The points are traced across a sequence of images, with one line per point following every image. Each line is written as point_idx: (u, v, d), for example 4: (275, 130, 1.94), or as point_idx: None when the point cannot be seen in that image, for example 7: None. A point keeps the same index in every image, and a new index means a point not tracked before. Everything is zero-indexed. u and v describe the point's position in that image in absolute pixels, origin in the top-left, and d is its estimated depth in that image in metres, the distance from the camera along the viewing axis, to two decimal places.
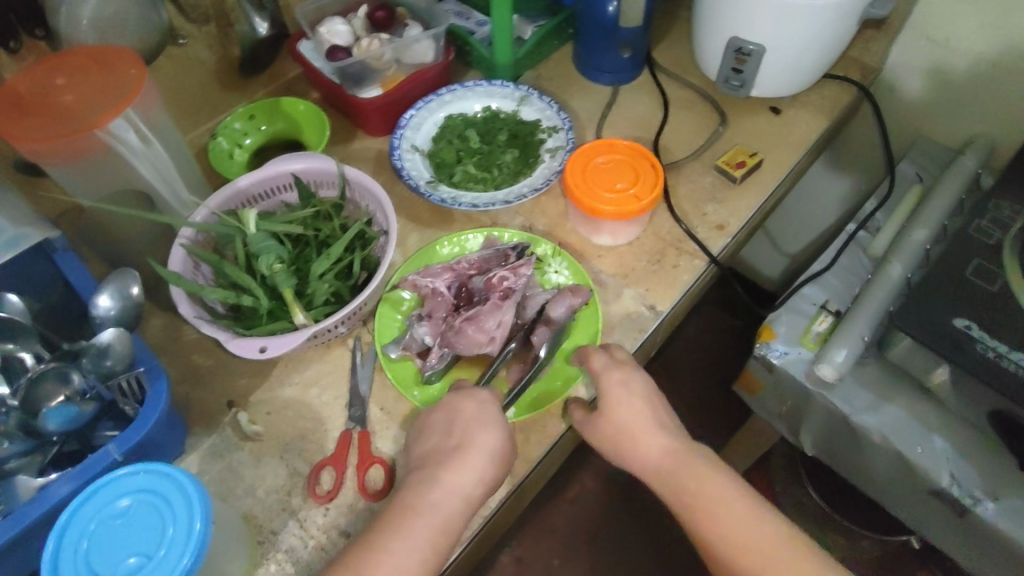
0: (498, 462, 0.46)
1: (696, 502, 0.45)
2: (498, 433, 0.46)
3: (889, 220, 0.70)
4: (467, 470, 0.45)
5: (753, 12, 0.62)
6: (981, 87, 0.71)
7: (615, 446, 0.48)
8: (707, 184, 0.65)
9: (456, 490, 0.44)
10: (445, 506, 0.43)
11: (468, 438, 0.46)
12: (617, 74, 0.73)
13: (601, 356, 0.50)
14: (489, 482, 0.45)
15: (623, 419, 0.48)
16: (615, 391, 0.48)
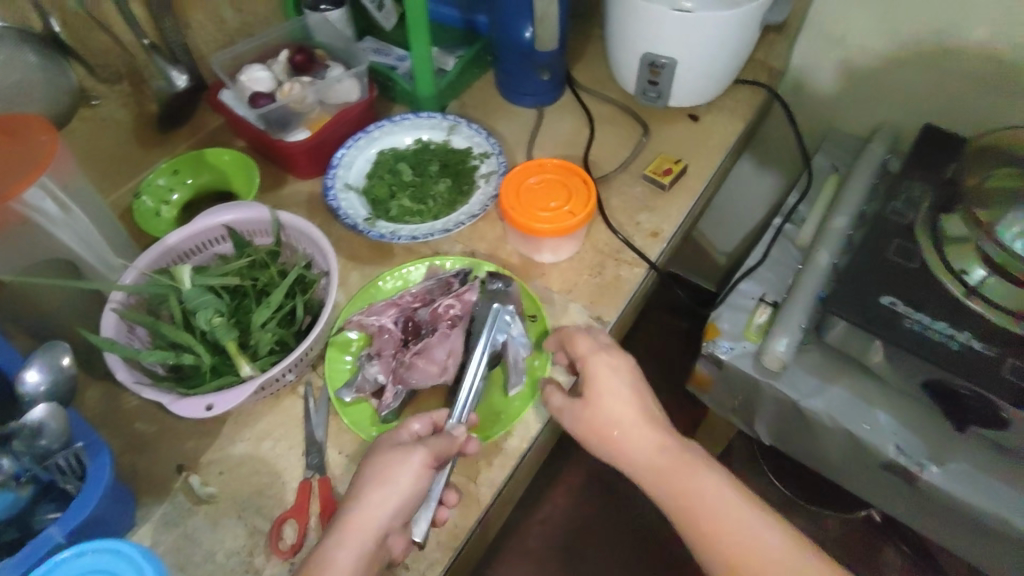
0: (404, 493, 0.43)
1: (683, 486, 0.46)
2: (409, 466, 0.44)
3: (812, 210, 0.74)
4: (373, 507, 0.42)
5: (660, 27, 0.65)
6: (877, 79, 0.76)
7: (611, 448, 0.49)
8: (638, 194, 0.68)
9: (364, 528, 0.42)
10: (352, 549, 0.41)
11: (376, 475, 0.43)
12: (540, 96, 0.75)
13: (587, 339, 0.51)
14: (397, 515, 0.43)
15: (609, 405, 0.49)
16: (600, 374, 0.50)
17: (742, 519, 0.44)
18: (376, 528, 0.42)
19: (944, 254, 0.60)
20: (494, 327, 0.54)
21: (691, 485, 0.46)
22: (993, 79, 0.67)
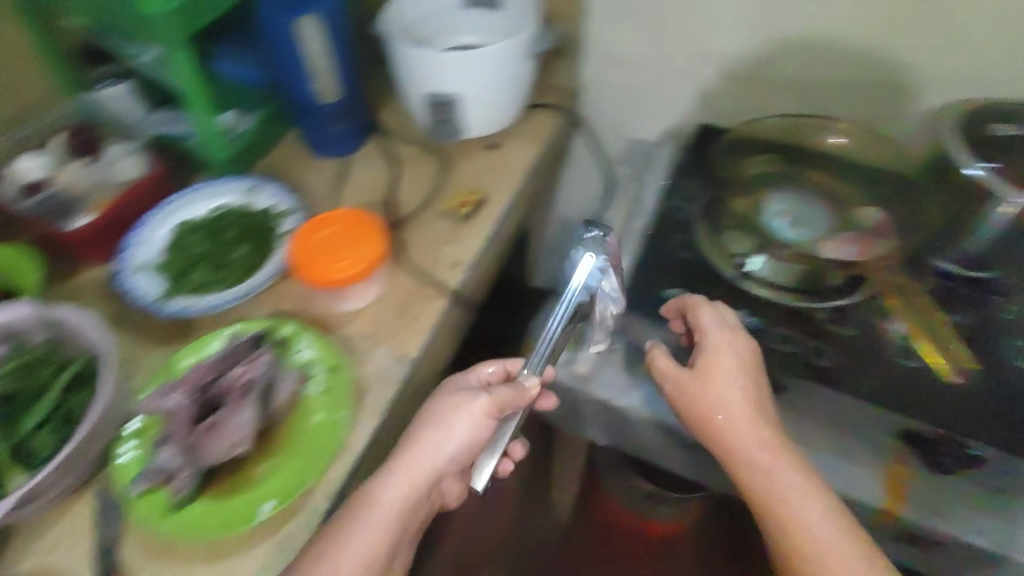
0: (470, 438, 0.53)
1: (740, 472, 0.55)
2: (465, 414, 0.53)
3: (615, 217, 0.78)
4: (439, 442, 0.52)
5: (432, 69, 0.68)
6: (653, 90, 0.83)
7: (699, 417, 0.56)
8: (439, 229, 0.70)
9: (448, 456, 0.52)
10: (397, 490, 0.51)
11: (433, 424, 0.53)
12: (341, 146, 0.77)
13: (711, 313, 0.57)
14: (467, 445, 0.53)
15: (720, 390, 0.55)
16: (717, 351, 0.56)
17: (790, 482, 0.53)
18: (425, 469, 0.52)
19: (720, 242, 0.66)
20: (584, 274, 0.56)
21: (722, 433, 0.55)
22: (746, 76, 0.76)
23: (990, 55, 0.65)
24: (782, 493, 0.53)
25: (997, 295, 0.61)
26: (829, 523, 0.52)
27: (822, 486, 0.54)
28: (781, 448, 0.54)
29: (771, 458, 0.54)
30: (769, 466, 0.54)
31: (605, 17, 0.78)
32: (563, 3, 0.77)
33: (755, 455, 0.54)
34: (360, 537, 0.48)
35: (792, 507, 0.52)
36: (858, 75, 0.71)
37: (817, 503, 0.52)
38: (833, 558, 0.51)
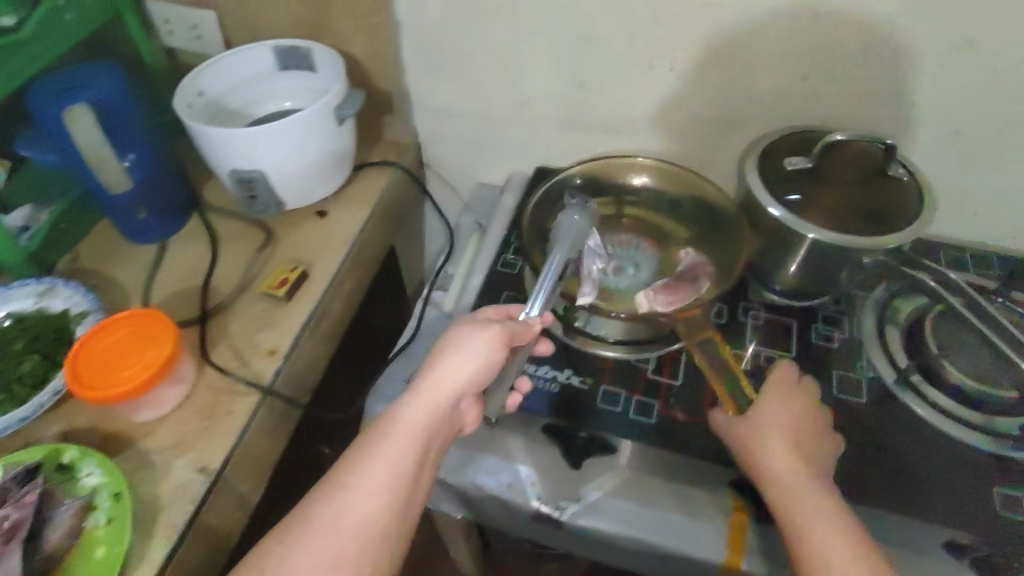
0: (479, 362, 0.52)
1: (783, 489, 0.47)
2: (474, 338, 0.52)
3: (456, 273, 0.76)
4: (445, 374, 0.51)
5: (229, 145, 0.64)
6: (488, 135, 0.82)
7: (743, 449, 0.51)
8: (257, 312, 0.65)
9: (434, 393, 0.50)
10: (415, 412, 0.49)
11: (450, 349, 0.52)
12: (156, 230, 0.72)
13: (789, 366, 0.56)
14: (458, 383, 0.51)
15: (758, 418, 0.51)
16: (778, 392, 0.53)
17: (808, 501, 0.46)
18: (425, 405, 0.50)
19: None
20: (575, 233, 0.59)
21: (769, 446, 0.49)
22: (568, 120, 0.76)
23: (780, 88, 0.66)
24: (791, 506, 0.46)
25: (820, 322, 0.64)
26: (835, 527, 0.44)
27: (836, 494, 0.47)
28: (801, 459, 0.49)
29: (784, 469, 0.48)
30: (794, 478, 0.47)
31: (423, 68, 0.76)
32: (377, 62, 0.75)
33: (783, 470, 0.48)
34: (358, 479, 0.46)
35: (807, 513, 0.45)
36: (668, 114, 0.72)
37: (828, 512, 0.45)
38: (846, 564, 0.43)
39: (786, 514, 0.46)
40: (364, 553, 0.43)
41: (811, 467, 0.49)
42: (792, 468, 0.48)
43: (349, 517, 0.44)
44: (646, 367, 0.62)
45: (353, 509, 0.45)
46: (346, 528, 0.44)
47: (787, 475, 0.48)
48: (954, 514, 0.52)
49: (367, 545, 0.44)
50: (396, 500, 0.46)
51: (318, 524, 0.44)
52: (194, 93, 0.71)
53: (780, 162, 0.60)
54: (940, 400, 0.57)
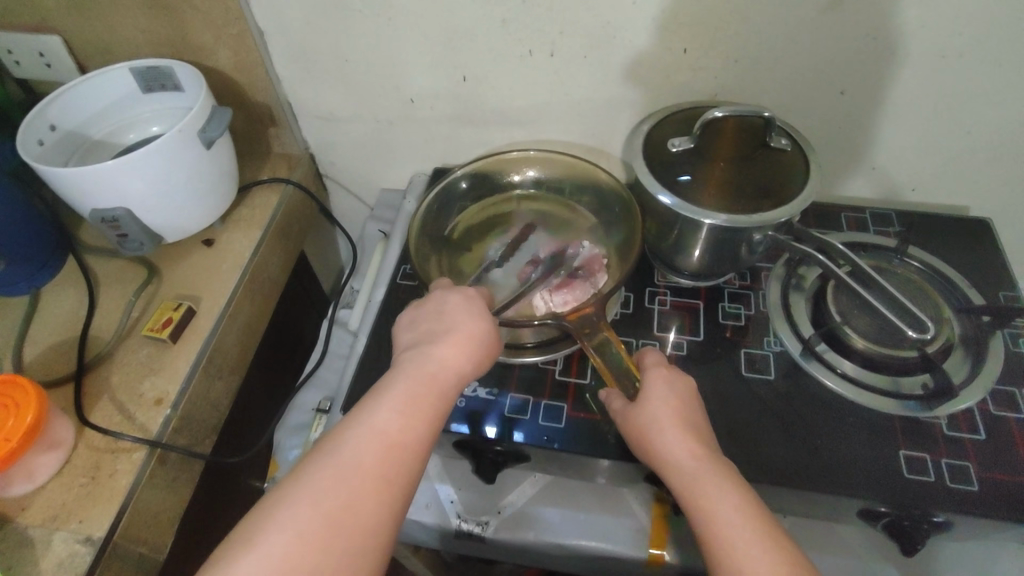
0: (479, 343, 0.48)
1: (694, 484, 0.44)
2: (475, 316, 0.49)
3: (361, 288, 0.73)
4: (446, 353, 0.47)
5: (84, 184, 0.58)
6: (382, 139, 0.78)
7: (643, 444, 0.47)
8: (142, 358, 0.61)
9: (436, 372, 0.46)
10: (414, 395, 0.44)
11: (460, 323, 0.48)
12: (24, 280, 0.66)
13: (658, 352, 0.53)
14: (462, 363, 0.47)
15: (655, 408, 0.48)
16: (659, 378, 0.49)
17: (719, 492, 0.43)
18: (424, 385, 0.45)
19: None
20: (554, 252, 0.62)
21: (669, 439, 0.46)
22: (459, 115, 0.73)
23: (664, 64, 0.64)
24: (691, 493, 0.44)
25: (726, 300, 0.64)
26: (738, 508, 0.42)
27: (738, 474, 0.45)
28: (701, 443, 0.46)
29: (688, 455, 0.45)
30: (695, 464, 0.45)
31: (299, 76, 0.71)
32: (248, 75, 0.70)
33: (685, 455, 0.45)
34: (353, 453, 0.41)
35: (711, 493, 0.43)
36: (558, 100, 0.69)
37: (729, 493, 0.43)
38: (751, 544, 0.41)
39: (696, 512, 0.43)
40: (352, 536, 0.39)
41: (711, 455, 0.46)
42: (698, 465, 0.45)
43: (344, 495, 0.40)
44: (554, 369, 0.59)
45: (345, 489, 0.40)
46: (334, 504, 0.39)
47: (693, 471, 0.45)
48: (860, 483, 0.51)
49: (358, 524, 0.39)
50: (390, 482, 0.41)
51: (309, 494, 0.39)
52: (45, 127, 0.64)
53: (664, 145, 0.59)
54: (845, 366, 0.57)
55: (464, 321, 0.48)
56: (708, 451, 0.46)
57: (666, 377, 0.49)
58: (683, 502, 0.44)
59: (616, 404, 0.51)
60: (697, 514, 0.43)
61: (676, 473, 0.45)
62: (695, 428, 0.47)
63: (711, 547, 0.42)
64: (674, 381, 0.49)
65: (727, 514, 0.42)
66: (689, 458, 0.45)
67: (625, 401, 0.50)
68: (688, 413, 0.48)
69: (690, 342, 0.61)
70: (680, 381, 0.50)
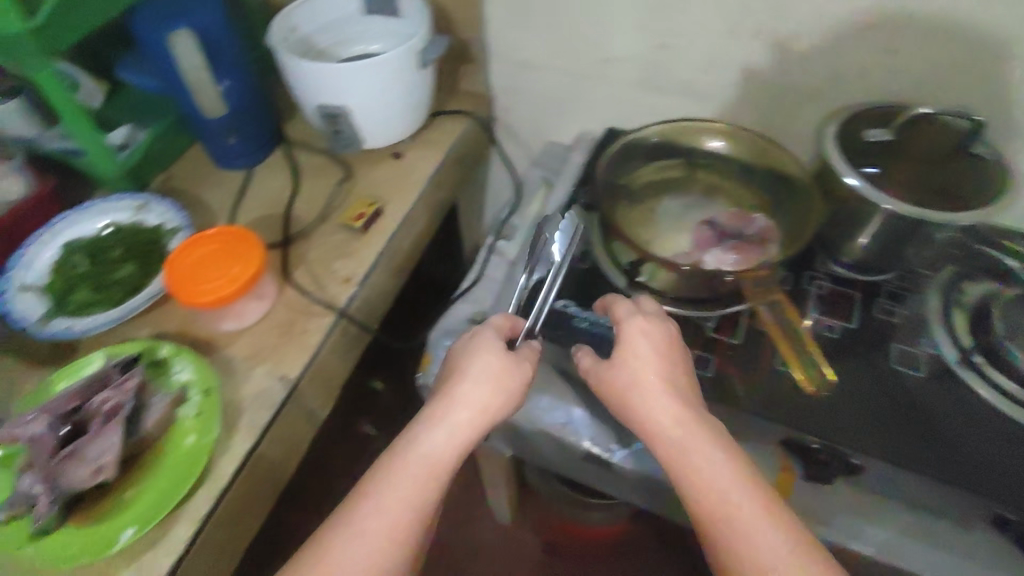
0: (501, 387, 0.50)
1: (682, 455, 0.46)
2: (495, 358, 0.51)
3: (523, 224, 0.77)
4: (468, 397, 0.50)
5: (321, 80, 0.66)
6: (564, 94, 0.83)
7: (621, 402, 0.50)
8: (335, 241, 0.69)
9: (458, 423, 0.49)
10: (440, 448, 0.48)
11: (482, 370, 0.51)
12: (243, 158, 0.75)
13: (651, 299, 0.56)
14: (483, 408, 0.49)
15: (636, 365, 0.50)
16: (637, 331, 0.52)
17: (714, 466, 0.45)
18: (443, 437, 0.48)
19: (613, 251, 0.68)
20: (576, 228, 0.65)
21: (653, 411, 0.48)
22: (645, 81, 0.77)
23: (865, 61, 0.65)
24: (682, 463, 0.46)
25: (883, 296, 0.65)
26: (730, 472, 0.45)
27: (737, 445, 0.47)
28: (685, 407, 0.48)
29: (673, 421, 0.47)
30: (684, 432, 0.47)
31: (508, 22, 0.77)
32: (464, 12, 0.77)
33: (672, 424, 0.47)
34: (376, 514, 0.44)
35: (704, 466, 0.45)
36: (748, 81, 0.72)
37: (725, 461, 0.45)
38: (755, 521, 0.43)
39: (693, 483, 0.45)
40: None
41: (705, 422, 0.47)
42: (687, 428, 0.47)
43: (377, 549, 0.43)
44: (706, 324, 0.62)
45: (374, 542, 0.43)
46: (366, 563, 0.42)
47: (687, 436, 0.46)
48: (982, 483, 0.53)
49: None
50: (413, 537, 0.44)
51: (342, 551, 0.43)
52: (288, 28, 0.74)
53: (860, 135, 0.61)
54: (1001, 379, 0.58)
55: (490, 364, 0.51)
56: (704, 418, 0.48)
57: (650, 342, 0.51)
58: (680, 471, 0.46)
59: (584, 357, 0.55)
60: (695, 488, 0.45)
61: (670, 442, 0.47)
62: (685, 394, 0.49)
63: (714, 518, 0.43)
64: (665, 346, 0.51)
65: (727, 482, 0.44)
66: (674, 424, 0.47)
67: (606, 362, 0.52)
68: (680, 382, 0.50)
69: (843, 327, 0.63)
70: (676, 348, 0.52)
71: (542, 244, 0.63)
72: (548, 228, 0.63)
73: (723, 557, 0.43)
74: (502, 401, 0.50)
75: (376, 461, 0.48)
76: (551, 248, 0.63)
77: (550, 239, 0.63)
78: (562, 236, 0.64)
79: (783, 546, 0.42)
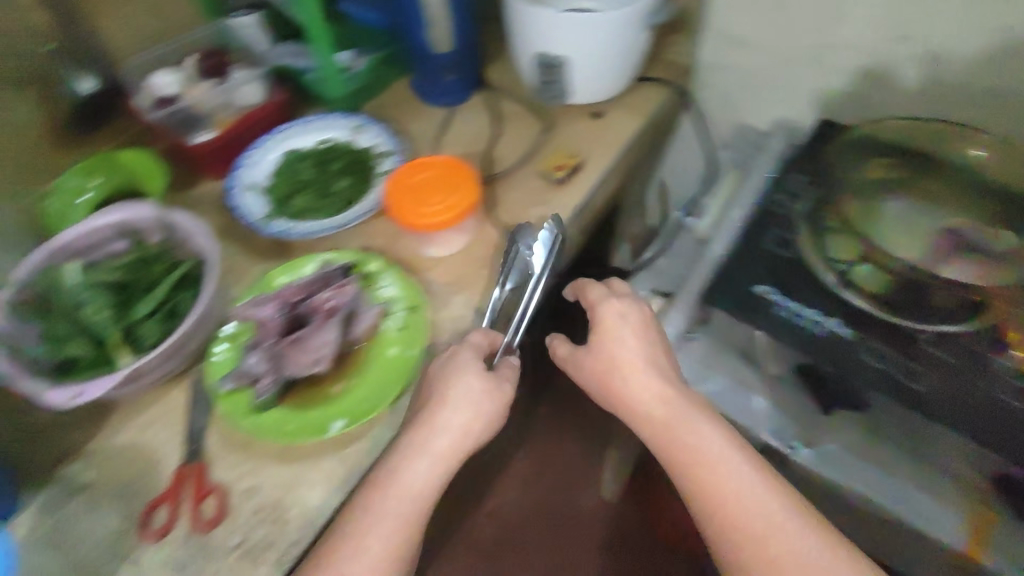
0: (480, 413, 0.52)
1: (677, 436, 0.52)
2: (477, 384, 0.52)
3: (714, 204, 0.76)
4: (447, 421, 0.51)
5: (548, 30, 0.67)
6: (773, 76, 0.79)
7: (613, 393, 0.55)
8: (533, 189, 0.70)
9: (436, 452, 0.50)
10: (427, 474, 0.49)
11: (462, 401, 0.51)
12: (449, 97, 0.78)
13: (598, 286, 0.59)
14: (462, 436, 0.51)
15: (620, 352, 0.55)
16: (609, 318, 0.57)
17: (708, 445, 0.51)
18: (420, 465, 0.49)
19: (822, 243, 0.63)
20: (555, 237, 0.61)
21: (659, 404, 0.54)
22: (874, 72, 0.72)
23: None
24: (673, 440, 0.52)
25: None
26: (720, 440, 0.51)
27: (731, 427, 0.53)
28: (670, 387, 0.54)
29: (656, 401, 0.54)
30: (669, 412, 0.53)
31: None
32: None
33: (658, 403, 0.54)
34: (383, 528, 0.47)
35: (694, 442, 0.52)
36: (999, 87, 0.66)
37: (722, 439, 0.52)
38: (767, 501, 0.49)
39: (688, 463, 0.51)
40: None
41: (693, 402, 0.54)
42: (676, 410, 0.53)
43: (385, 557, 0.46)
44: (919, 336, 0.57)
45: (387, 548, 0.47)
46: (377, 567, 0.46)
47: (677, 414, 0.53)
48: None
49: None
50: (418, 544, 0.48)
51: (358, 555, 0.46)
52: None
53: None
54: None
55: (470, 391, 0.52)
56: (698, 403, 0.54)
57: (607, 336, 0.56)
58: (678, 444, 0.52)
59: (561, 341, 0.60)
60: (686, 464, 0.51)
61: (677, 420, 0.53)
62: (669, 386, 0.54)
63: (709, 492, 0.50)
64: (616, 337, 0.56)
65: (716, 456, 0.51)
66: (659, 404, 0.54)
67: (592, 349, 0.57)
68: (662, 370, 0.55)
69: None
70: (635, 329, 0.56)
71: (517, 257, 0.61)
72: (520, 236, 0.61)
73: (721, 539, 0.49)
74: (473, 433, 0.52)
75: (381, 469, 0.49)
76: (529, 257, 0.61)
77: (525, 249, 0.61)
78: (536, 245, 0.61)
79: (795, 530, 0.47)
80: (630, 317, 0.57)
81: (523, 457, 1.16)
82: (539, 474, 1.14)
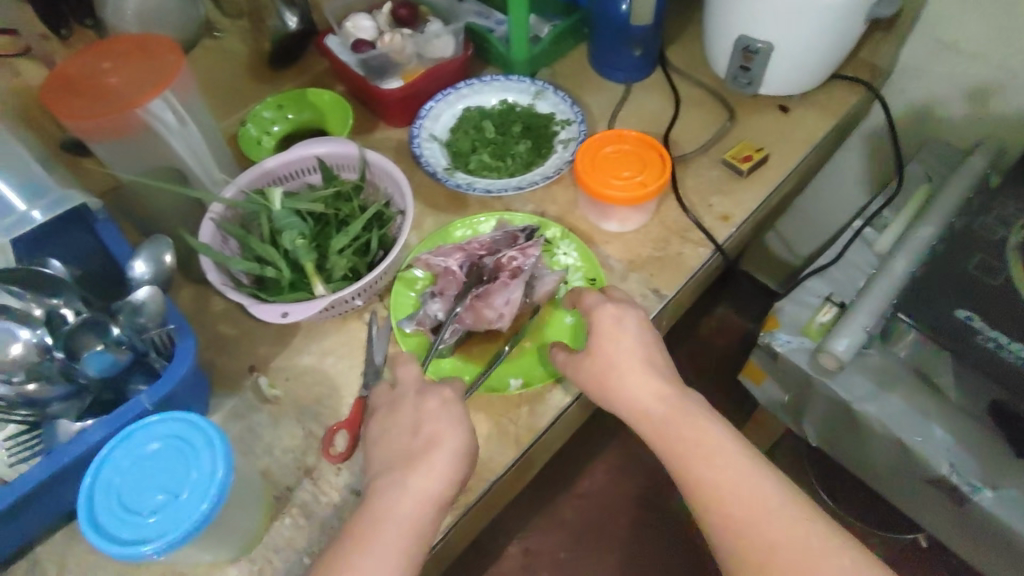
0: (461, 460, 0.46)
1: (684, 447, 0.47)
2: (461, 431, 0.46)
3: (897, 218, 0.72)
4: (428, 475, 0.45)
5: (761, 13, 0.63)
6: (984, 89, 0.73)
7: (613, 396, 0.50)
8: (713, 176, 0.67)
9: (422, 494, 0.44)
10: (411, 520, 0.43)
11: (440, 447, 0.45)
12: (631, 72, 0.76)
13: (593, 293, 0.54)
14: (454, 482, 0.45)
15: (610, 354, 0.51)
16: (606, 324, 0.52)
17: (728, 459, 0.46)
18: (406, 508, 0.43)
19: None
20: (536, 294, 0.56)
21: (666, 416, 0.48)
22: None
23: None
24: (687, 460, 0.46)
25: None
26: (738, 453, 0.46)
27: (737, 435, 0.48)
28: (671, 387, 0.50)
29: (655, 403, 0.49)
30: (666, 413, 0.48)
31: None
32: None
33: (657, 403, 0.49)
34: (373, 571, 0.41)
35: (708, 456, 0.46)
36: None
37: (733, 451, 0.46)
38: (801, 535, 0.43)
39: (696, 473, 0.46)
40: None
41: (691, 412, 0.48)
42: (682, 416, 0.48)
43: None
44: None
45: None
46: None
47: (686, 424, 0.48)
48: None
49: None
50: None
51: None
52: None
53: None
54: None
55: (458, 433, 0.46)
56: (706, 415, 0.49)
57: (597, 339, 0.51)
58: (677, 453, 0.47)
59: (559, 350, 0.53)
60: (690, 476, 0.46)
61: (684, 424, 0.48)
62: (660, 392, 0.49)
63: (719, 510, 0.44)
64: (599, 341, 0.51)
65: (726, 470, 0.45)
66: (655, 411, 0.49)
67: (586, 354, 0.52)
68: (660, 379, 0.50)
69: None
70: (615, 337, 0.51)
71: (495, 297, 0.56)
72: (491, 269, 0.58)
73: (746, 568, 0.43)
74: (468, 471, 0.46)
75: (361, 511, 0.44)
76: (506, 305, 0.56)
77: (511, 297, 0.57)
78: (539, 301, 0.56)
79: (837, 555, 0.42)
80: (625, 322, 0.52)
81: (618, 445, 1.11)
82: (632, 463, 1.10)
